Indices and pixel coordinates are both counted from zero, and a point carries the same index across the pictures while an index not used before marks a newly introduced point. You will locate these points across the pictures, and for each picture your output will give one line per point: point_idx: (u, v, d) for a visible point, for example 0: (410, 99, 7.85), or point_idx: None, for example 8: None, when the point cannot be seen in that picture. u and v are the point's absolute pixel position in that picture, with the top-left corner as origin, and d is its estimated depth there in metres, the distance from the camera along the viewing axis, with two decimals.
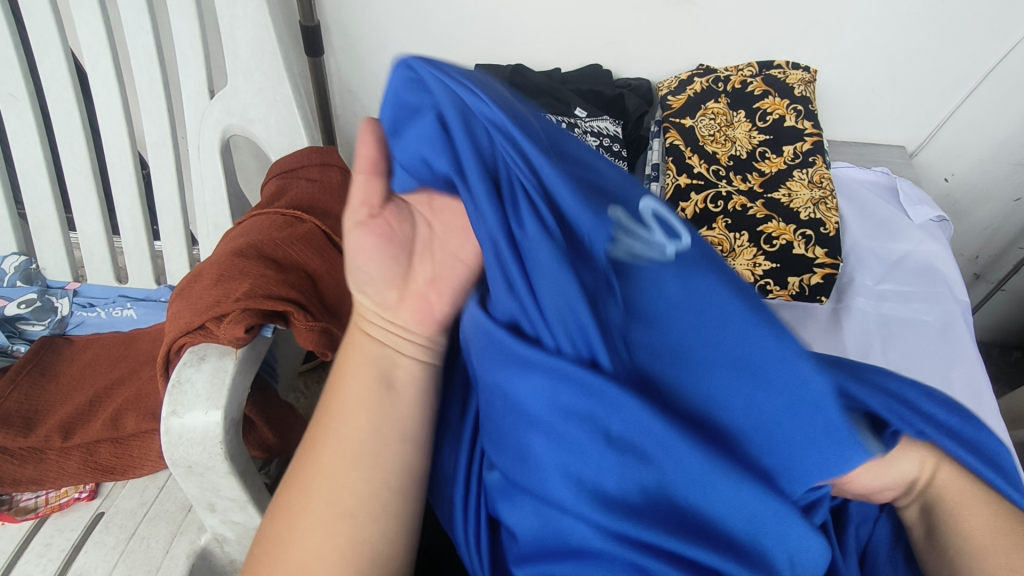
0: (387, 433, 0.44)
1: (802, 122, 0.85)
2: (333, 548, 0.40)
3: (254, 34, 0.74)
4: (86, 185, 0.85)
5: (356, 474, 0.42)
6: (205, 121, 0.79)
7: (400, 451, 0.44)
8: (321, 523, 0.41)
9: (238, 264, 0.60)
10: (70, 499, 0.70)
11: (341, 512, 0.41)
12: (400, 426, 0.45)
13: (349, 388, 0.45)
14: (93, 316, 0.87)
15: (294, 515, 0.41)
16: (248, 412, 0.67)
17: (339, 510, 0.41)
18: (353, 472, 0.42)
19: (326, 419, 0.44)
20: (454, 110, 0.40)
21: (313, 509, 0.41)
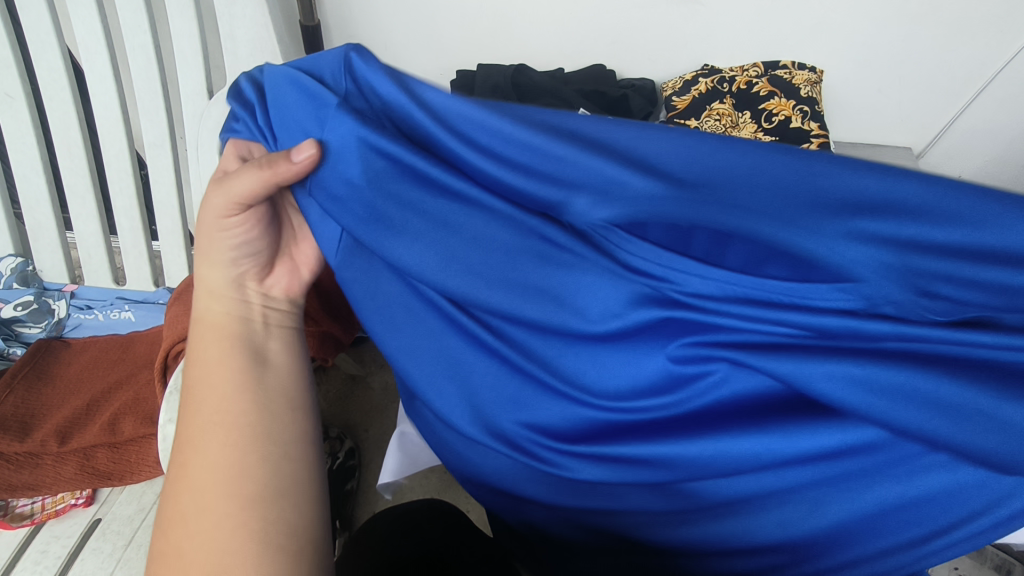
0: (269, 406, 0.40)
1: (808, 123, 0.82)
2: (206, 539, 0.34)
3: (254, 33, 0.73)
4: (83, 186, 0.84)
5: (213, 457, 0.37)
6: (203, 121, 0.78)
7: (258, 435, 0.38)
8: (192, 527, 0.35)
9: None
10: (67, 505, 0.69)
11: (204, 508, 0.35)
12: (281, 395, 0.41)
13: (200, 374, 0.41)
14: (91, 318, 0.87)
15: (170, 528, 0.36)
16: None
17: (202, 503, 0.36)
18: (207, 459, 0.37)
19: (184, 415, 0.39)
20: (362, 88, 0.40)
21: (187, 510, 0.36)
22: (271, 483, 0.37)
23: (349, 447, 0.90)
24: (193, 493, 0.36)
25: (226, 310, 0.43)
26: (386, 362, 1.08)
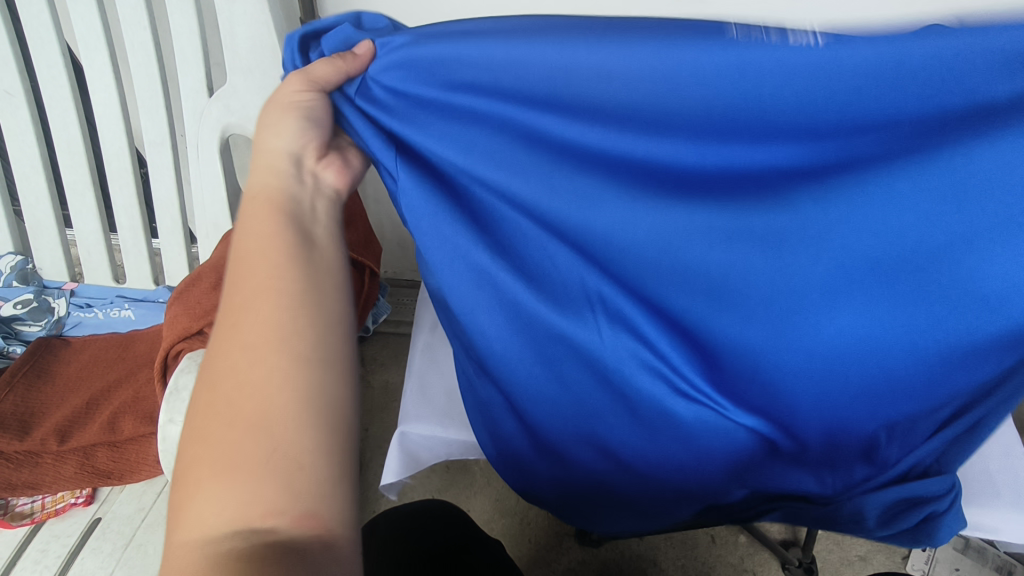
0: (317, 284, 0.35)
1: None
2: (247, 404, 0.30)
3: (254, 31, 0.72)
4: (82, 184, 0.84)
5: (258, 315, 0.32)
6: (203, 119, 0.78)
7: (311, 300, 0.34)
8: (232, 391, 0.30)
9: None
10: (66, 504, 0.70)
11: (250, 368, 0.30)
12: (329, 276, 0.36)
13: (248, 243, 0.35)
14: (90, 317, 0.87)
15: (202, 385, 0.31)
16: None
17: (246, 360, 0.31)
18: (256, 317, 0.32)
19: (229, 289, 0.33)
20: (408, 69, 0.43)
21: (241, 373, 0.30)
22: (321, 351, 0.32)
23: None
24: (236, 351, 0.31)
25: (279, 184, 0.38)
26: (385, 362, 1.09)
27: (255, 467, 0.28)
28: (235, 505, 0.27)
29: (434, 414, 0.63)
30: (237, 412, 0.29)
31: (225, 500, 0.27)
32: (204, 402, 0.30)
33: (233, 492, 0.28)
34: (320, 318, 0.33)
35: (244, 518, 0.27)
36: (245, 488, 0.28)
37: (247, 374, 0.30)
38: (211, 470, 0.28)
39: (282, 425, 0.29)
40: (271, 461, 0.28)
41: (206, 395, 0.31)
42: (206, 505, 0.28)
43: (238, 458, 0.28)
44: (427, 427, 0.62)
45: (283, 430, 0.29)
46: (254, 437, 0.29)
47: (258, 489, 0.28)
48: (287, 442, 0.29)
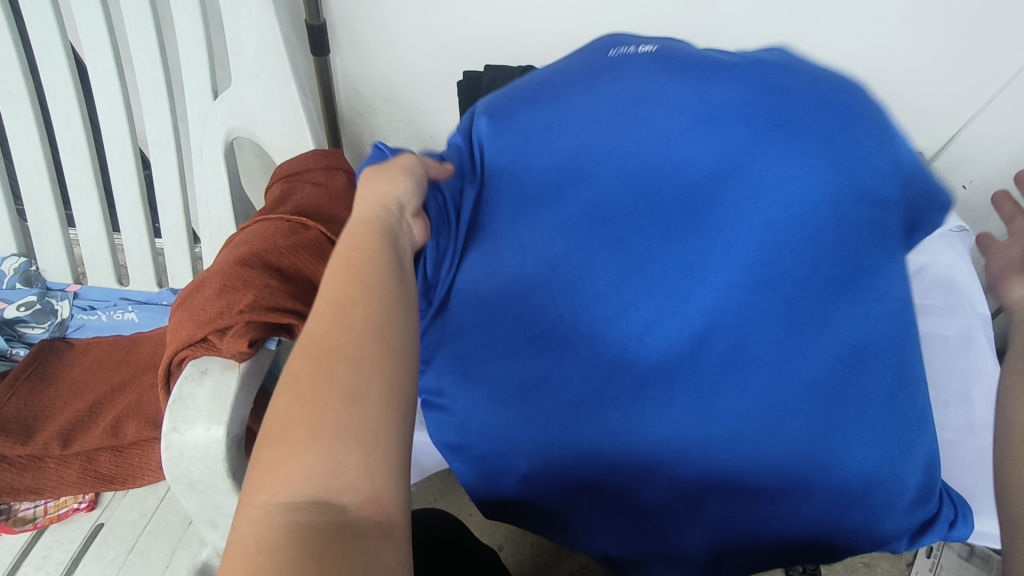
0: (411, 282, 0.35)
1: None
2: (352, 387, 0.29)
3: (260, 34, 0.72)
4: (86, 185, 0.83)
5: (373, 307, 0.32)
6: (208, 121, 0.77)
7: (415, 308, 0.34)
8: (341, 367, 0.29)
9: (242, 273, 0.58)
10: (69, 510, 0.69)
11: (359, 353, 0.30)
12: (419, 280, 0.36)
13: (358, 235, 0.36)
14: (94, 319, 0.85)
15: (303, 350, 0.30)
16: (251, 422, 0.66)
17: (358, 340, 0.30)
18: (372, 305, 0.32)
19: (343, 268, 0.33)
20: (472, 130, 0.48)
21: (347, 349, 0.30)
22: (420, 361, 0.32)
23: None
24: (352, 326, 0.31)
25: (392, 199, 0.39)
26: None
27: (347, 446, 0.28)
28: (321, 473, 0.27)
29: None
30: (341, 387, 0.29)
31: (312, 462, 0.27)
32: (307, 366, 0.30)
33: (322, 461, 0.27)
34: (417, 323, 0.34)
35: (325, 492, 0.27)
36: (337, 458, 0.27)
37: (358, 358, 0.30)
38: (301, 436, 0.28)
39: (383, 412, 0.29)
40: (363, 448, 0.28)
41: (312, 364, 0.30)
42: (288, 468, 0.27)
43: (332, 427, 0.28)
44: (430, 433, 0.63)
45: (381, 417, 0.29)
46: (361, 415, 0.28)
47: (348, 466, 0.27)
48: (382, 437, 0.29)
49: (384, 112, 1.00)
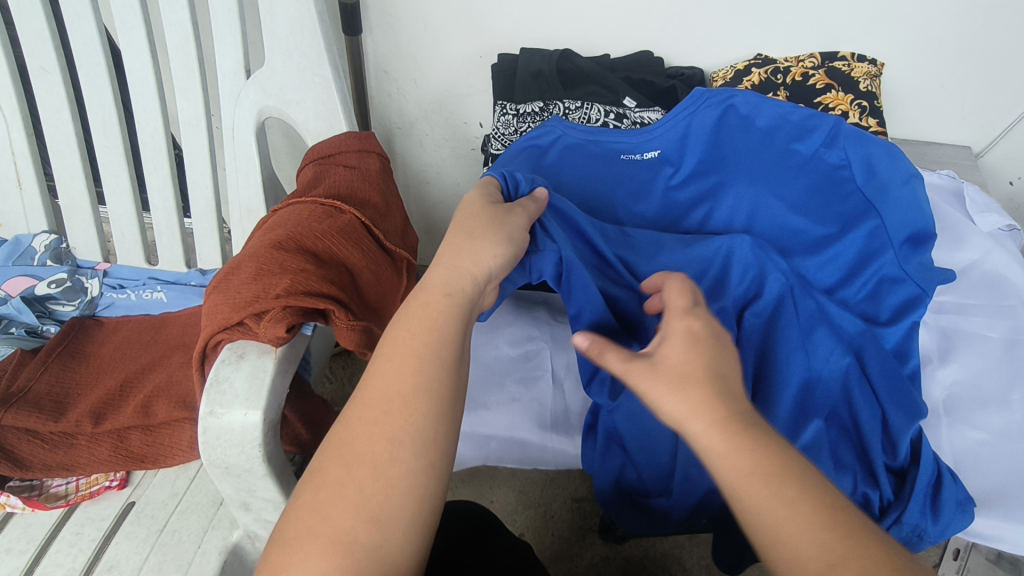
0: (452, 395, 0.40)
1: (866, 119, 0.79)
2: (366, 477, 0.35)
3: (295, 12, 0.70)
4: (117, 164, 0.83)
5: None
6: (240, 101, 0.76)
7: None
8: (355, 462, 0.36)
9: (277, 258, 0.57)
10: (101, 487, 0.70)
11: (372, 442, 0.36)
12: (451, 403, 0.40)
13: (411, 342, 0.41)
14: (123, 297, 0.85)
15: (330, 442, 0.37)
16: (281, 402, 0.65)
17: (374, 422, 0.37)
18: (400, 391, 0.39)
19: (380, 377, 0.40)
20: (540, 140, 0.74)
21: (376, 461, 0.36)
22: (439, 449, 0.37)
23: None
24: (373, 411, 0.38)
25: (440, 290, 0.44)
26: None
27: (346, 544, 0.33)
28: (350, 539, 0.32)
29: (472, 405, 0.64)
30: (359, 469, 0.35)
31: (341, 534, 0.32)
32: (335, 450, 0.37)
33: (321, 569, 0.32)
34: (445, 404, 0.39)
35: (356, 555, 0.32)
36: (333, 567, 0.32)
37: (368, 455, 0.36)
38: (307, 543, 0.33)
39: (383, 510, 0.34)
40: (366, 535, 0.33)
41: (338, 465, 0.36)
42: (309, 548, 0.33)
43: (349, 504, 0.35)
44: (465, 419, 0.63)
45: (393, 507, 0.34)
46: (365, 524, 0.34)
47: (359, 548, 0.33)
48: (385, 530, 0.34)
49: (414, 94, 0.98)
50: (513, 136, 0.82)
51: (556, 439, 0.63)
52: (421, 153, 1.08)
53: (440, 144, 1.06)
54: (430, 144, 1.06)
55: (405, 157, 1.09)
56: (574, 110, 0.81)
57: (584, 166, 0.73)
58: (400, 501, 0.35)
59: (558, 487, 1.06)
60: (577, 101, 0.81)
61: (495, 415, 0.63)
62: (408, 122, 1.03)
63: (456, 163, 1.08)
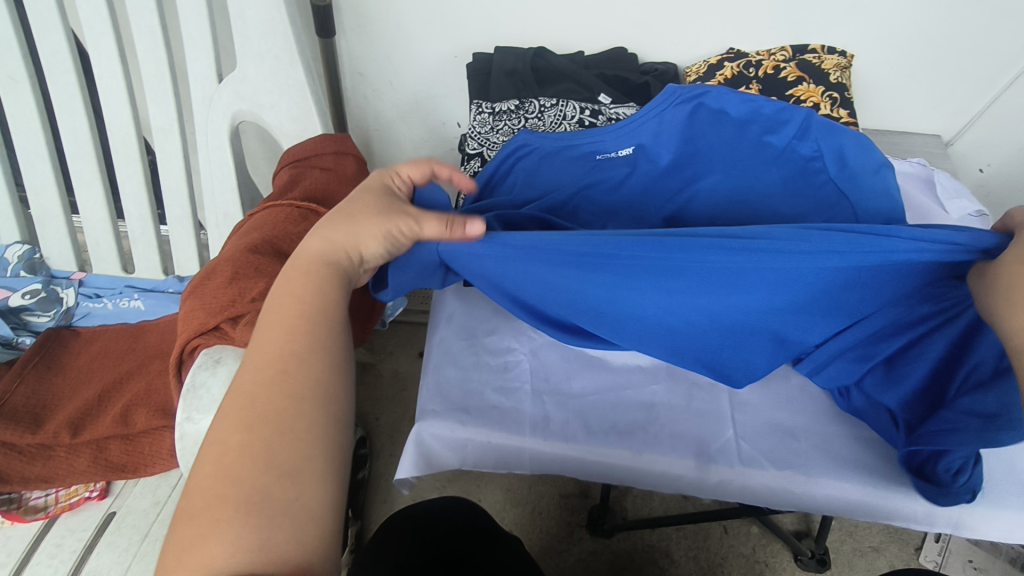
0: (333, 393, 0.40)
1: (838, 110, 0.80)
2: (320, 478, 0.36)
3: (266, 14, 0.70)
4: (89, 172, 0.82)
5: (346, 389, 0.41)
6: (213, 105, 0.76)
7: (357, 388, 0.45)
8: (255, 422, 0.37)
9: (253, 261, 0.57)
10: (81, 498, 0.68)
11: (275, 402, 0.38)
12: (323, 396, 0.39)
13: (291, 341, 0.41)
14: (100, 306, 0.84)
15: (226, 409, 0.38)
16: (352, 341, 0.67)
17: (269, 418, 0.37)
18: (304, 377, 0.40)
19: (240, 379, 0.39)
20: (512, 153, 0.76)
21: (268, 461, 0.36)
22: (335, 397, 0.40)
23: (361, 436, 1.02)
24: (270, 372, 0.39)
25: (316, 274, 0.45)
26: (395, 351, 1.23)
27: (259, 505, 0.34)
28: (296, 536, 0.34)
29: (451, 409, 0.64)
30: (261, 427, 0.36)
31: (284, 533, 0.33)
32: (230, 416, 0.37)
33: (228, 537, 0.32)
34: (333, 383, 0.40)
35: None
36: (242, 532, 0.33)
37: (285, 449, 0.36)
38: (216, 511, 0.33)
39: (294, 465, 0.36)
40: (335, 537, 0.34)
41: (238, 428, 0.36)
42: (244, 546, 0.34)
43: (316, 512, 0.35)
44: (443, 423, 0.62)
45: (301, 459, 0.36)
46: (276, 481, 0.35)
47: (275, 505, 0.34)
48: (298, 485, 0.35)
49: (390, 96, 0.98)
50: (490, 134, 0.81)
51: (537, 441, 0.62)
52: (400, 153, 1.08)
53: (418, 145, 1.06)
54: (408, 146, 1.06)
55: (384, 160, 1.09)
56: (550, 108, 0.81)
57: (556, 170, 0.75)
58: (311, 452, 0.36)
59: (546, 484, 1.07)
60: (552, 98, 0.81)
61: (473, 421, 0.63)
62: (385, 123, 1.03)
63: None
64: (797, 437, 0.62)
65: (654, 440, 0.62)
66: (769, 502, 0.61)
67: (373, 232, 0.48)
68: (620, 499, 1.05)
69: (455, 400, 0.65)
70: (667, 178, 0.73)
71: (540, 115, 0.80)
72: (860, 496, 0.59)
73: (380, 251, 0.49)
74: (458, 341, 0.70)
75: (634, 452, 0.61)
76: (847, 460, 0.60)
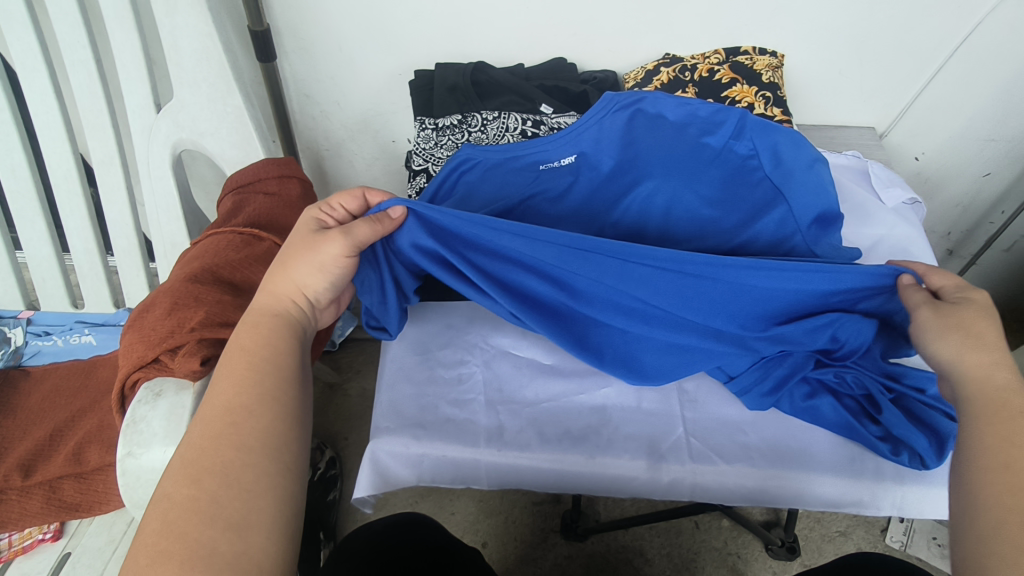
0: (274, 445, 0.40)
1: (771, 109, 0.83)
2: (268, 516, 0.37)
3: (199, 44, 0.70)
4: (31, 209, 0.81)
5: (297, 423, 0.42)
6: (153, 135, 0.75)
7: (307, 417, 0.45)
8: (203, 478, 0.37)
9: (193, 290, 0.57)
10: (35, 541, 0.67)
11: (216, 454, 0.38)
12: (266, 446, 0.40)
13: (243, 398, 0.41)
14: (49, 344, 0.82)
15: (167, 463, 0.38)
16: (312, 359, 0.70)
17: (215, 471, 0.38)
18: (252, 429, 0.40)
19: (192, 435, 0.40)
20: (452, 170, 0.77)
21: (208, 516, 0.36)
22: (282, 455, 0.41)
23: (329, 457, 1.02)
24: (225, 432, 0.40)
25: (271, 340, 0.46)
26: (362, 368, 1.23)
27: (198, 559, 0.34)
28: None
29: (405, 426, 0.64)
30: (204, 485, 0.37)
31: None
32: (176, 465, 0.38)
33: None
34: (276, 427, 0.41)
35: None
36: None
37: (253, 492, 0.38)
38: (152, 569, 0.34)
39: (236, 521, 0.37)
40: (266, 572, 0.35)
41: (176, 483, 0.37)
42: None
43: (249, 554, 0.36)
44: (398, 439, 0.63)
45: (237, 513, 0.37)
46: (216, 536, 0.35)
47: (213, 559, 0.34)
48: (244, 538, 0.36)
49: (338, 116, 0.99)
50: (434, 150, 0.82)
51: (490, 452, 0.63)
52: (353, 171, 1.09)
53: (371, 162, 1.07)
54: (361, 163, 1.07)
55: (338, 179, 1.10)
56: (492, 121, 0.82)
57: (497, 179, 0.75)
58: (248, 501, 0.37)
59: (518, 492, 1.07)
60: (494, 111, 0.83)
61: (428, 436, 0.63)
62: (335, 142, 1.03)
63: (389, 180, 1.10)
64: (746, 431, 0.63)
65: (604, 445, 0.63)
66: (723, 499, 0.62)
67: (314, 274, 0.51)
68: (592, 502, 1.05)
69: (409, 416, 0.65)
70: (610, 180, 0.74)
71: (483, 128, 0.82)
72: (813, 488, 0.60)
73: (323, 284, 0.52)
74: (410, 356, 0.71)
75: (588, 456, 0.62)
76: (794, 450, 0.62)
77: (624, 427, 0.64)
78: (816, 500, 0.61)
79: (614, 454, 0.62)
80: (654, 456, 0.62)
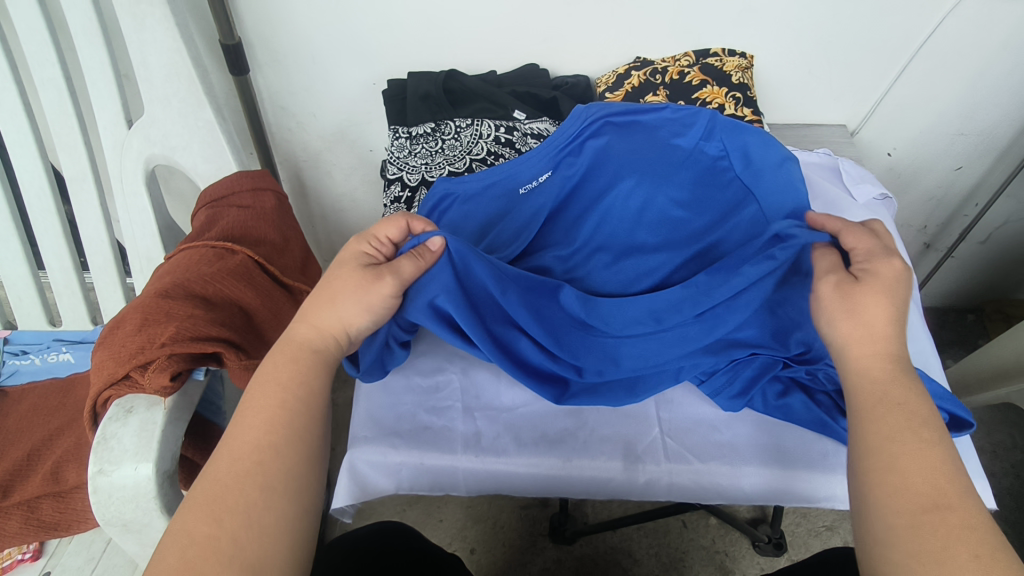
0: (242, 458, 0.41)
1: (741, 109, 0.84)
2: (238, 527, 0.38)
3: (168, 59, 0.70)
4: (4, 229, 0.80)
5: (265, 435, 0.42)
6: (125, 152, 0.75)
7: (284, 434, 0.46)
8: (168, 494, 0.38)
9: (164, 305, 0.57)
10: (14, 562, 0.67)
11: None
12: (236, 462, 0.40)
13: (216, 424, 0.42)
14: (26, 363, 0.82)
15: None
16: None
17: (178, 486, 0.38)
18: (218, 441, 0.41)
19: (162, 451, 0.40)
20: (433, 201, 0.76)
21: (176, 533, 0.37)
22: (262, 469, 0.41)
23: None
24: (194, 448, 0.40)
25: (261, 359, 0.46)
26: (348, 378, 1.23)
27: None
28: None
29: (383, 435, 0.64)
30: None
31: None
32: None
33: None
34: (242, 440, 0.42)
35: None
36: None
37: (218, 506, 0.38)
38: None
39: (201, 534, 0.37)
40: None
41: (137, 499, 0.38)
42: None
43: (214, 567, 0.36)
44: (376, 448, 0.63)
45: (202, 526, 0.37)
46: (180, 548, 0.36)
47: None
48: (208, 551, 0.37)
49: (314, 127, 0.99)
50: (407, 158, 0.83)
51: (468, 459, 0.63)
52: (332, 181, 1.09)
53: (349, 172, 1.07)
54: (339, 173, 1.07)
55: (318, 189, 1.10)
56: (464, 128, 0.83)
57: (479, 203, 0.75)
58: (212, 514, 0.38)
59: (506, 497, 1.07)
60: (467, 119, 0.84)
61: (406, 445, 0.63)
62: (313, 153, 1.04)
63: (368, 189, 1.10)
64: (721, 430, 0.64)
65: (581, 447, 0.63)
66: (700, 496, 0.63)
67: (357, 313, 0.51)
68: (580, 504, 1.06)
69: (387, 425, 0.65)
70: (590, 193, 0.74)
71: (456, 135, 0.83)
72: (790, 483, 0.61)
73: (365, 322, 0.53)
74: None
75: (564, 459, 0.62)
76: (769, 447, 0.62)
77: (602, 428, 0.64)
78: (790, 494, 0.62)
79: (592, 457, 0.62)
80: (630, 458, 0.62)
